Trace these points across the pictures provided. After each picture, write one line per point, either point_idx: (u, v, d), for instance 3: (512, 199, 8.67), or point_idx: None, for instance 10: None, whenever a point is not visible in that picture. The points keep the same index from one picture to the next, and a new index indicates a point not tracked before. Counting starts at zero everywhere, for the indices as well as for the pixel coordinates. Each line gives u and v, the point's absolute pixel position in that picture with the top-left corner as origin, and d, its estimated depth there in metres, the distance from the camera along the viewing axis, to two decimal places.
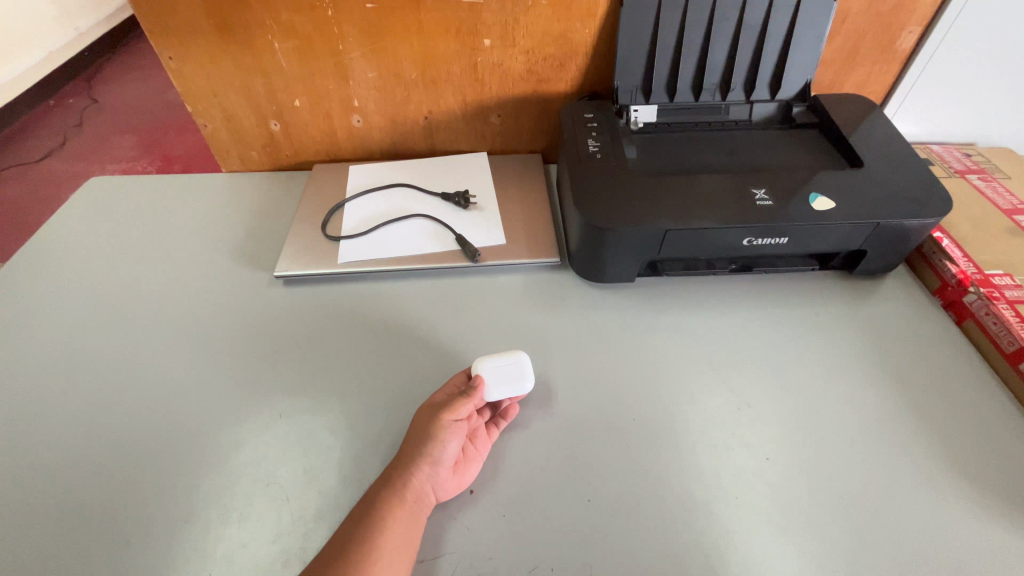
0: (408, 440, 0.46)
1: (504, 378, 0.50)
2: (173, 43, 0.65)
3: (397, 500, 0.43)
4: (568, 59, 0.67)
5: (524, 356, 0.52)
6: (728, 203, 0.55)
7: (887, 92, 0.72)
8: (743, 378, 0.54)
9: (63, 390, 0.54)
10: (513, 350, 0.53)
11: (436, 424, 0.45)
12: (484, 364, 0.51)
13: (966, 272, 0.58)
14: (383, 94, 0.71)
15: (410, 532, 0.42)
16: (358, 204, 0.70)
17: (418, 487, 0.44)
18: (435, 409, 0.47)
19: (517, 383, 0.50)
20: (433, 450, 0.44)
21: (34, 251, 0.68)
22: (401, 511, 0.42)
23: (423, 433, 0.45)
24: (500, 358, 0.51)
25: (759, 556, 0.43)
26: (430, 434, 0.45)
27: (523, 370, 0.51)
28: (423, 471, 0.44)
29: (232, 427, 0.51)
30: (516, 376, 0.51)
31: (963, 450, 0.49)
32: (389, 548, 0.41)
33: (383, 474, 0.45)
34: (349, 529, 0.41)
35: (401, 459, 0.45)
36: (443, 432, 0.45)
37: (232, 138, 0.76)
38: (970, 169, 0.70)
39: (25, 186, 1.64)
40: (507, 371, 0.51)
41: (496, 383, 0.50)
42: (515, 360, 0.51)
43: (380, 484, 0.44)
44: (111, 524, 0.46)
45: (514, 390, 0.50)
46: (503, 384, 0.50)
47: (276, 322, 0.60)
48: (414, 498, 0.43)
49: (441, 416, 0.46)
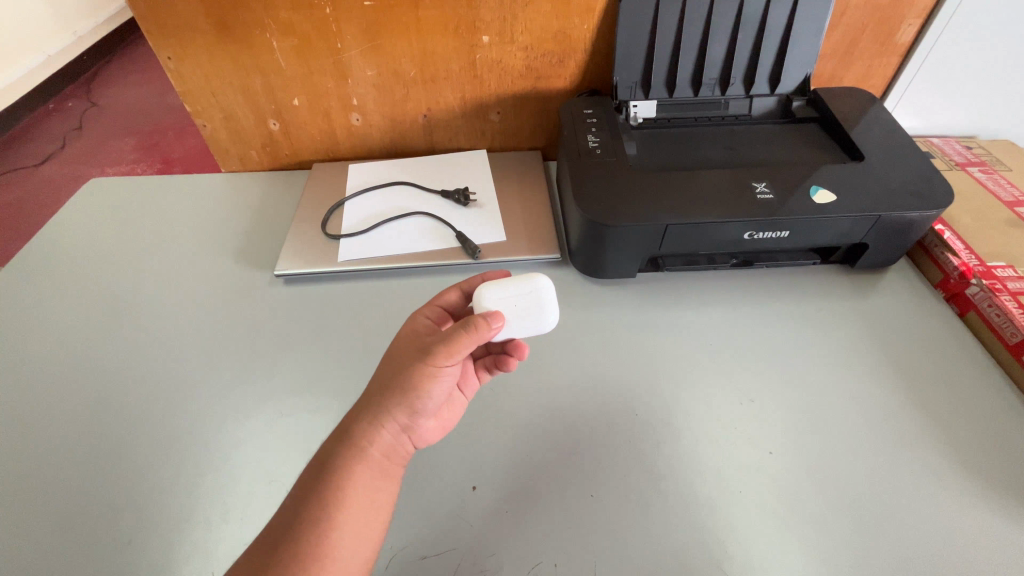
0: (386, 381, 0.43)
1: (519, 313, 0.46)
2: (171, 44, 0.65)
3: (370, 449, 0.41)
4: (567, 56, 0.67)
5: (543, 287, 0.47)
6: (728, 197, 0.55)
7: (887, 85, 0.72)
8: (746, 372, 0.54)
9: (61, 391, 0.54)
10: (529, 277, 0.47)
11: (422, 369, 0.41)
12: (494, 296, 0.46)
13: (969, 264, 0.57)
14: (382, 92, 0.70)
15: (380, 483, 0.42)
16: (358, 203, 0.70)
17: (392, 438, 0.43)
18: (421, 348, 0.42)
19: (537, 321, 0.47)
20: (416, 400, 0.42)
21: (34, 252, 0.68)
22: (371, 460, 0.41)
23: (406, 377, 0.42)
24: (515, 288, 0.47)
25: (762, 551, 0.42)
26: (413, 380, 0.41)
27: (540, 303, 0.46)
28: (400, 421, 0.42)
29: (232, 427, 0.51)
30: (533, 310, 0.46)
31: (967, 443, 0.48)
32: (358, 502, 0.40)
33: (354, 420, 0.42)
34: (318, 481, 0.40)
35: (375, 405, 0.42)
36: (427, 379, 0.41)
37: (231, 138, 0.76)
38: (971, 162, 0.70)
39: (25, 189, 1.65)
40: (527, 304, 0.46)
41: (513, 317, 0.46)
42: (536, 292, 0.47)
43: (351, 433, 0.42)
44: (112, 524, 0.45)
45: (532, 328, 0.47)
46: (520, 324, 0.46)
47: (277, 321, 0.60)
48: (387, 449, 0.42)
49: (430, 362, 0.41)
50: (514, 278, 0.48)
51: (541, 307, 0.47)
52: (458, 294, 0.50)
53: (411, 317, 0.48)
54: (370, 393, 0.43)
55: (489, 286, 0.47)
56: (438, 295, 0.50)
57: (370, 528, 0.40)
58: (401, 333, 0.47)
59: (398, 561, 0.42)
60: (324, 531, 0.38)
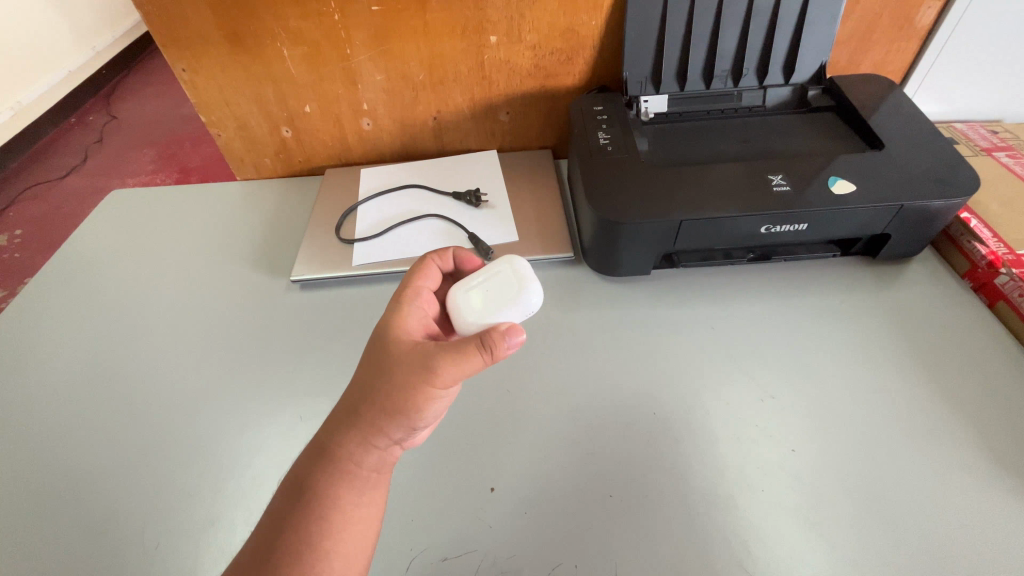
0: (371, 397, 0.41)
1: (494, 291, 0.45)
2: (185, 56, 0.66)
3: (362, 464, 0.41)
4: (576, 53, 0.67)
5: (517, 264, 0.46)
6: (743, 191, 0.54)
7: (906, 70, 0.70)
8: (765, 368, 0.53)
9: (87, 400, 0.55)
10: (504, 258, 0.47)
11: (418, 394, 0.39)
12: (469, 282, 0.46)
13: (997, 253, 0.55)
14: (392, 96, 0.71)
15: (375, 492, 0.42)
16: (371, 207, 0.70)
17: (384, 453, 0.42)
18: (408, 370, 0.40)
19: (518, 297, 0.44)
20: (411, 418, 0.40)
21: (59, 264, 0.70)
22: (364, 477, 0.41)
23: (395, 398, 0.40)
24: (491, 270, 0.46)
25: (787, 550, 0.42)
26: (407, 403, 0.40)
27: (518, 276, 0.45)
28: (392, 438, 0.41)
29: (253, 432, 0.52)
30: (512, 285, 0.45)
31: (1000, 437, 0.47)
32: (356, 515, 0.40)
33: (341, 435, 0.41)
34: (313, 495, 0.40)
35: (364, 421, 0.41)
36: (424, 402, 0.40)
37: (245, 147, 0.77)
38: (997, 147, 0.68)
39: (49, 203, 1.69)
40: (501, 284, 0.45)
41: (491, 295, 0.45)
42: (506, 270, 0.46)
43: (340, 448, 0.41)
44: (141, 528, 0.47)
45: (514, 305, 0.44)
46: (499, 302, 0.44)
47: (293, 326, 0.60)
48: (379, 464, 0.42)
49: (429, 388, 0.39)
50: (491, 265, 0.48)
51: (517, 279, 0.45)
52: (436, 272, 0.48)
53: (389, 314, 0.44)
54: (352, 405, 0.42)
55: (464, 285, 0.46)
56: (418, 276, 0.48)
57: (369, 536, 0.41)
58: (377, 335, 0.43)
59: (418, 564, 0.43)
60: (324, 544, 0.38)
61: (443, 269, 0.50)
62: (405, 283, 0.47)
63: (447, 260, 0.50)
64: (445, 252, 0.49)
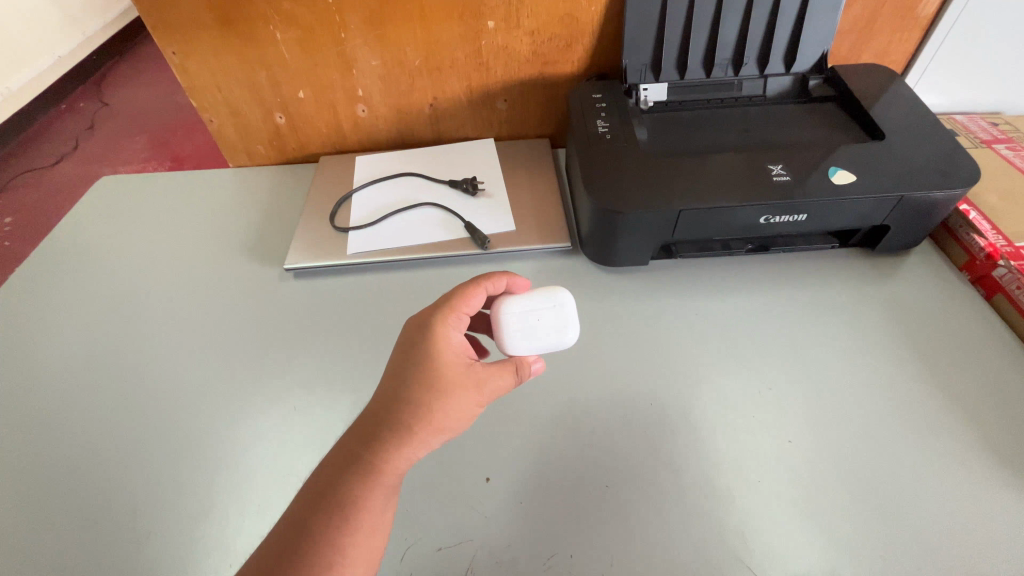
0: (421, 410, 0.40)
1: (541, 323, 0.46)
2: (175, 39, 0.64)
3: (398, 478, 0.40)
4: (575, 39, 0.66)
5: (566, 301, 0.47)
6: (743, 180, 0.53)
7: (909, 60, 0.69)
8: (763, 360, 0.53)
9: (78, 390, 0.55)
10: (556, 289, 0.47)
11: (471, 412, 0.42)
12: (520, 305, 0.46)
13: (995, 245, 0.55)
14: (387, 82, 0.70)
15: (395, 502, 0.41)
16: (365, 195, 0.69)
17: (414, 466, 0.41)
18: (468, 390, 0.41)
19: (559, 337, 0.46)
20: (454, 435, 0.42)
21: (48, 252, 0.69)
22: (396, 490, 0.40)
23: (452, 416, 0.40)
24: (543, 299, 0.47)
25: (783, 540, 0.42)
26: (458, 419, 0.41)
27: (564, 317, 0.46)
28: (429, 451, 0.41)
29: (246, 422, 0.51)
30: (556, 326, 0.46)
31: (996, 429, 0.47)
32: (385, 526, 0.39)
33: (382, 447, 0.39)
34: (347, 506, 0.37)
35: (411, 434, 0.39)
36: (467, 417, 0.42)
37: (238, 134, 0.76)
38: (997, 139, 0.67)
39: (40, 191, 1.67)
40: (550, 317, 0.46)
41: (536, 325, 0.46)
42: (557, 304, 0.46)
43: (379, 460, 0.39)
44: (133, 518, 0.46)
45: (553, 345, 0.46)
46: (539, 339, 0.46)
47: (286, 315, 0.60)
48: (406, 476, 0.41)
49: (478, 405, 0.42)
50: (538, 290, 0.48)
51: (563, 317, 0.46)
52: (483, 299, 0.45)
53: (432, 327, 0.43)
54: (392, 416, 0.39)
55: (512, 300, 0.47)
56: (462, 300, 0.44)
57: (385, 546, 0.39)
58: (420, 348, 0.42)
59: (413, 554, 0.42)
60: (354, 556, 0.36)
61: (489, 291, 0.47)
62: (449, 302, 0.44)
63: (501, 286, 0.47)
64: (501, 280, 0.46)
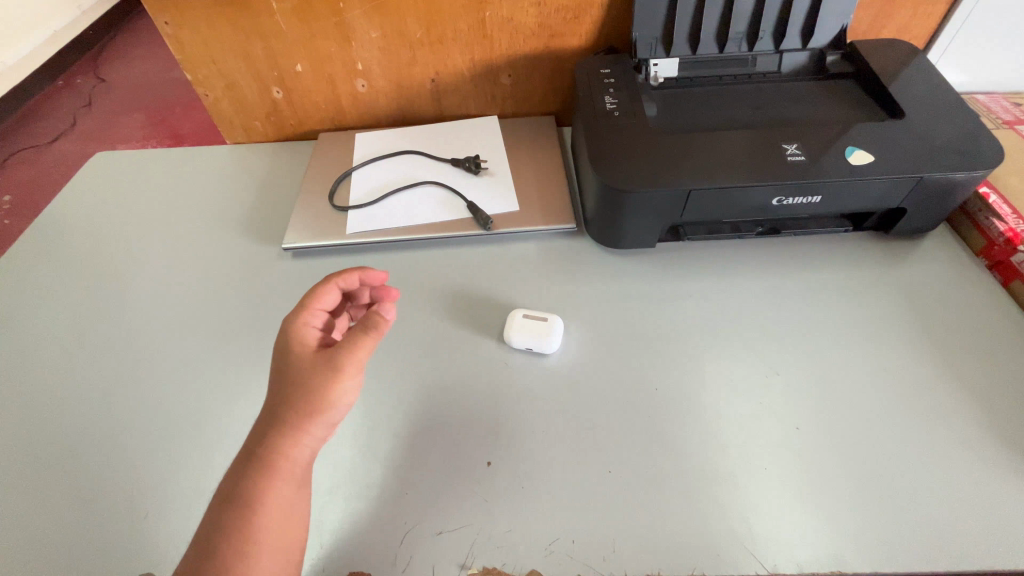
0: (280, 401, 0.40)
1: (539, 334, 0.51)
2: (167, 9, 0.62)
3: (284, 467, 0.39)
4: (583, 11, 0.63)
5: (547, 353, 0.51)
6: (755, 160, 0.51)
7: (932, 35, 0.66)
8: (772, 345, 0.51)
9: (71, 370, 0.54)
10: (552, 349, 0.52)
11: (328, 390, 0.39)
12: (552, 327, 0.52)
13: (1016, 229, 0.53)
14: (387, 55, 0.67)
15: (299, 492, 0.40)
16: (365, 173, 0.67)
17: (307, 454, 0.40)
18: (319, 370, 0.40)
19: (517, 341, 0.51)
20: (330, 414, 0.40)
21: (40, 229, 0.67)
22: (289, 480, 0.39)
23: (310, 397, 0.39)
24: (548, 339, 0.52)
25: (789, 528, 0.41)
26: (319, 399, 0.39)
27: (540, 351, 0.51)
28: (312, 435, 0.40)
29: (243, 403, 0.50)
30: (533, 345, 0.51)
31: (1010, 417, 0.46)
32: (282, 515, 0.38)
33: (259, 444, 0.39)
34: (228, 502, 0.37)
35: (281, 422, 0.39)
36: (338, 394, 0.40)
37: (234, 108, 0.74)
38: (1020, 119, 0.65)
39: (37, 169, 1.65)
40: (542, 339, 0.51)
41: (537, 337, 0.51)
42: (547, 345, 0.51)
43: (259, 455, 0.39)
44: (128, 498, 0.45)
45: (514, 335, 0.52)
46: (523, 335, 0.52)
47: (284, 295, 0.58)
48: (302, 466, 0.40)
49: (337, 380, 0.40)
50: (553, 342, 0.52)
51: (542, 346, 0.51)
52: (335, 293, 0.44)
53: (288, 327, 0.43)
54: (268, 412, 0.40)
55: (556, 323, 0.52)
56: (314, 296, 0.44)
57: (295, 530, 0.39)
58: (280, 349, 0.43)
59: (412, 538, 0.42)
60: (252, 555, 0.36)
61: (348, 287, 0.46)
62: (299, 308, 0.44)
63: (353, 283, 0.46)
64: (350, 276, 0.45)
